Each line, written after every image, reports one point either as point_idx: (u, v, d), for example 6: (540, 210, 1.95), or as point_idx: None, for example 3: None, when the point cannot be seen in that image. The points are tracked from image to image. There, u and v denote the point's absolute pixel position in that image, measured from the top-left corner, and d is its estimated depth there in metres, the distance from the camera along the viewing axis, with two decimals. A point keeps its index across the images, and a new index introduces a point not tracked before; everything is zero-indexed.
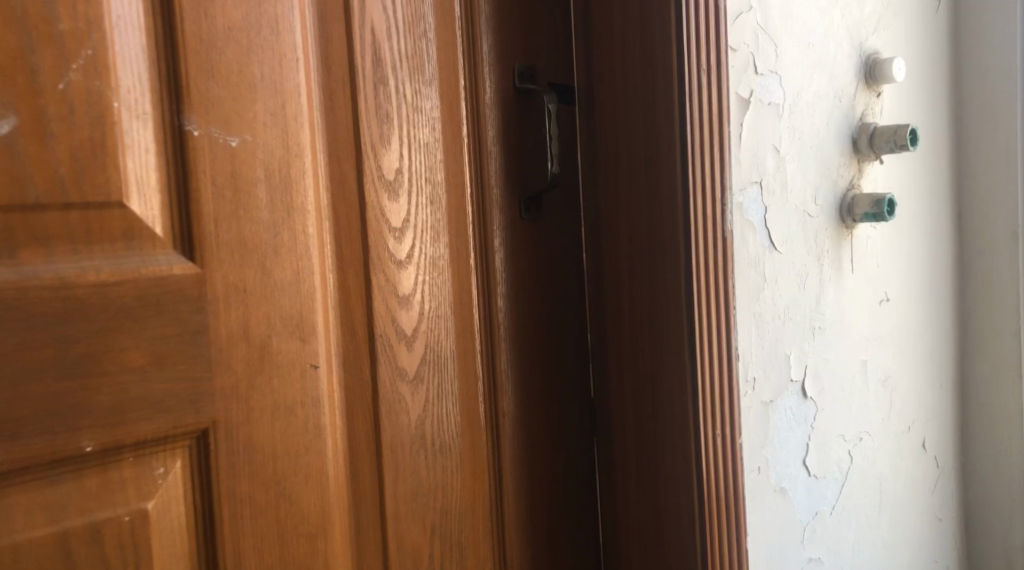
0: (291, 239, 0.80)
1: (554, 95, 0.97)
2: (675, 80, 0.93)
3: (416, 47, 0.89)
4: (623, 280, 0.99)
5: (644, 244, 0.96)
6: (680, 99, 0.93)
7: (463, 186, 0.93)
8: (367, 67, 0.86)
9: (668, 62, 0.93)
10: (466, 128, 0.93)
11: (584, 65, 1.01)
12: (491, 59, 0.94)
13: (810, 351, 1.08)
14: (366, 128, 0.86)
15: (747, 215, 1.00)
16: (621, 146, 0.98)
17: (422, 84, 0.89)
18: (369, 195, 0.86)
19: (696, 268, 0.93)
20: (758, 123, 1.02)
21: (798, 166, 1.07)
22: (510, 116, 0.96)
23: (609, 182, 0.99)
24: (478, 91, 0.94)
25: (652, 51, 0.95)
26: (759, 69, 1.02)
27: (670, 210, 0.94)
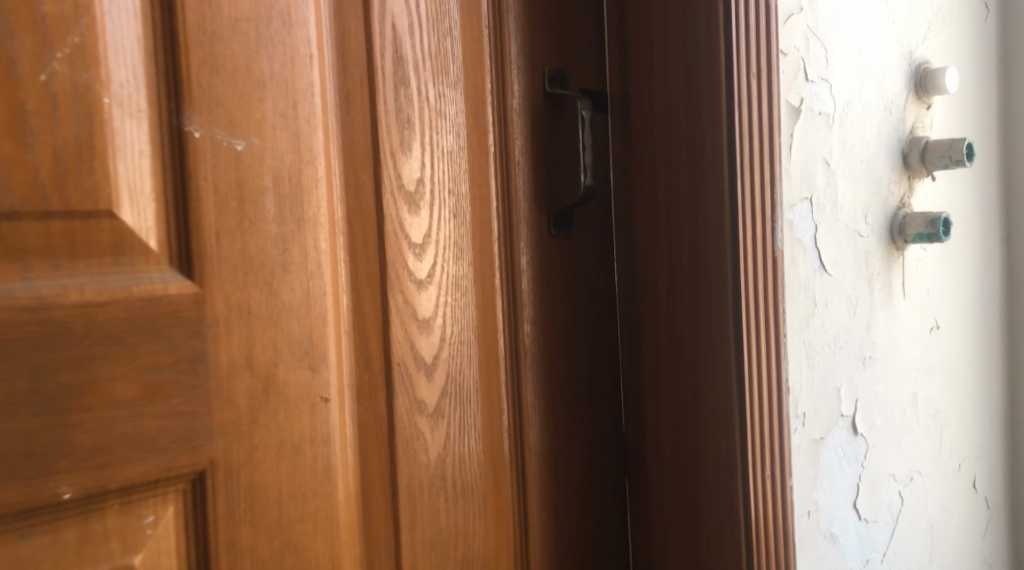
0: (302, 255, 0.72)
1: (588, 103, 0.89)
2: (722, 85, 0.85)
3: (440, 46, 0.81)
4: (660, 305, 0.90)
5: (686, 265, 0.88)
6: (728, 108, 0.85)
7: (489, 200, 0.85)
8: (387, 67, 0.77)
9: (714, 65, 0.85)
10: (494, 137, 0.85)
11: (618, 70, 0.93)
12: (519, 61, 0.86)
13: (860, 383, 1.00)
14: (385, 133, 0.77)
15: (797, 234, 0.92)
16: (661, 158, 0.89)
17: (446, 87, 0.81)
18: (387, 207, 0.77)
19: (745, 292, 0.85)
20: (808, 134, 0.93)
21: (848, 181, 0.99)
22: (539, 123, 0.88)
23: (646, 196, 0.91)
24: (506, 96, 0.85)
25: (696, 53, 0.86)
26: (810, 76, 0.94)
27: (716, 230, 0.86)
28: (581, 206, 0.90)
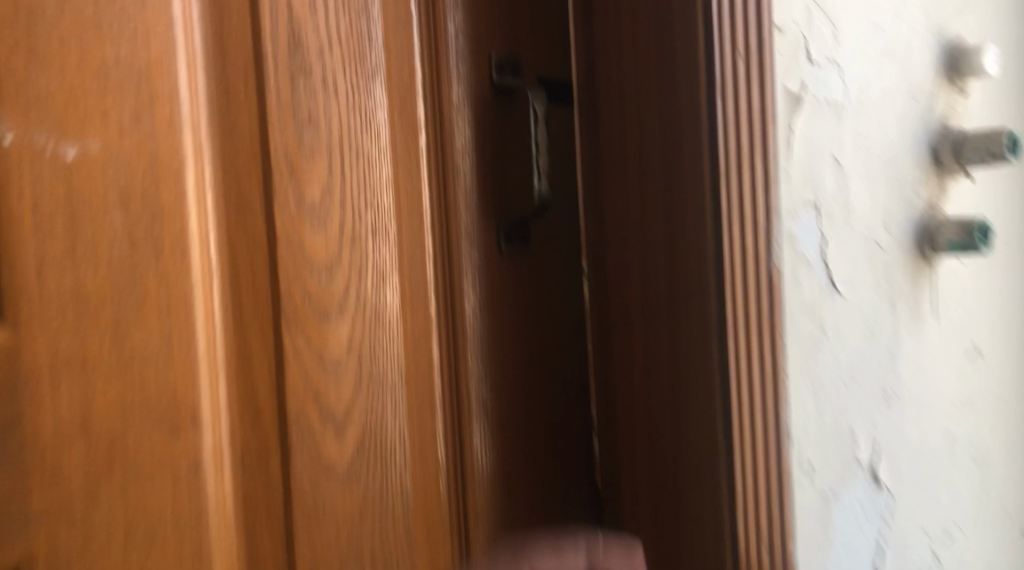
0: (160, 288, 0.58)
1: (543, 96, 0.74)
2: (702, 73, 0.70)
3: (353, 27, 0.66)
4: (636, 334, 0.75)
5: (662, 288, 0.73)
6: (709, 99, 0.70)
7: (420, 214, 0.70)
8: (281, 54, 0.63)
9: (693, 49, 0.70)
10: (424, 136, 0.70)
11: (583, 56, 0.78)
12: (459, 44, 0.71)
13: (882, 423, 0.85)
14: (278, 136, 0.63)
15: (800, 249, 0.76)
16: (632, 159, 0.75)
17: (363, 78, 0.67)
18: (282, 226, 0.63)
19: (732, 320, 0.70)
20: (813, 127, 0.77)
21: (866, 183, 0.83)
22: (485, 119, 0.73)
23: (618, 205, 0.76)
24: (442, 86, 0.70)
25: (670, 35, 0.72)
26: (814, 57, 0.78)
27: (698, 244, 0.71)
28: (537, 217, 0.75)
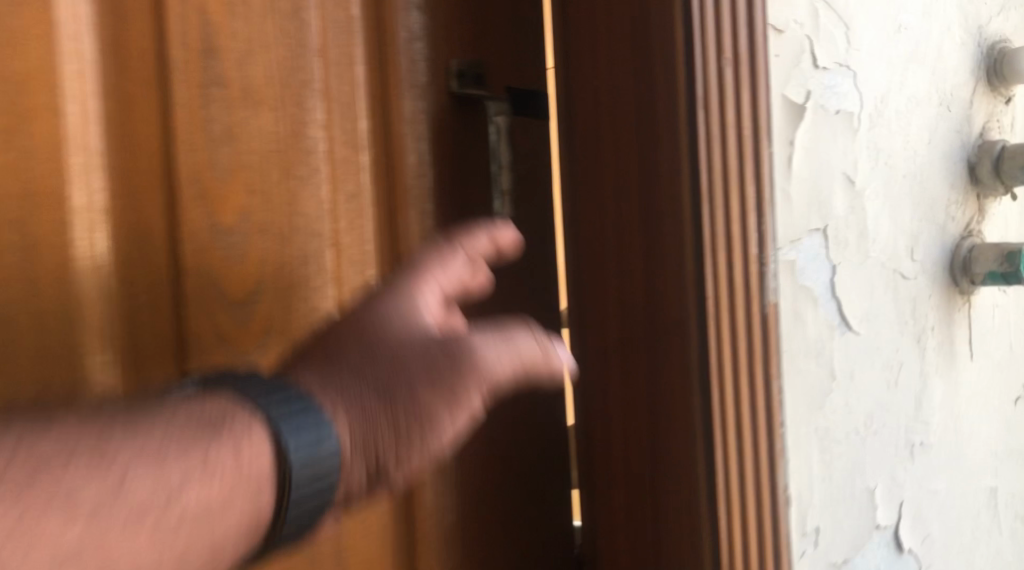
0: (36, 328, 0.51)
1: (508, 107, 0.69)
2: (682, 89, 0.61)
3: (281, 32, 0.59)
4: (614, 377, 0.67)
5: (641, 328, 0.65)
6: (688, 109, 0.61)
7: (363, 240, 0.63)
8: (192, 63, 0.56)
9: (670, 62, 0.62)
10: (369, 154, 0.63)
11: (561, 66, 0.70)
12: (409, 52, 0.64)
13: (907, 480, 0.74)
14: (186, 155, 0.56)
15: (802, 280, 0.67)
16: (608, 184, 0.66)
17: (293, 88, 0.59)
18: (189, 257, 0.56)
19: (715, 361, 0.62)
20: (819, 141, 0.67)
21: (886, 205, 0.72)
22: (443, 136, 0.66)
23: (593, 230, 0.68)
24: (390, 100, 0.64)
25: (648, 43, 0.63)
26: (821, 61, 0.68)
27: (676, 276, 0.62)
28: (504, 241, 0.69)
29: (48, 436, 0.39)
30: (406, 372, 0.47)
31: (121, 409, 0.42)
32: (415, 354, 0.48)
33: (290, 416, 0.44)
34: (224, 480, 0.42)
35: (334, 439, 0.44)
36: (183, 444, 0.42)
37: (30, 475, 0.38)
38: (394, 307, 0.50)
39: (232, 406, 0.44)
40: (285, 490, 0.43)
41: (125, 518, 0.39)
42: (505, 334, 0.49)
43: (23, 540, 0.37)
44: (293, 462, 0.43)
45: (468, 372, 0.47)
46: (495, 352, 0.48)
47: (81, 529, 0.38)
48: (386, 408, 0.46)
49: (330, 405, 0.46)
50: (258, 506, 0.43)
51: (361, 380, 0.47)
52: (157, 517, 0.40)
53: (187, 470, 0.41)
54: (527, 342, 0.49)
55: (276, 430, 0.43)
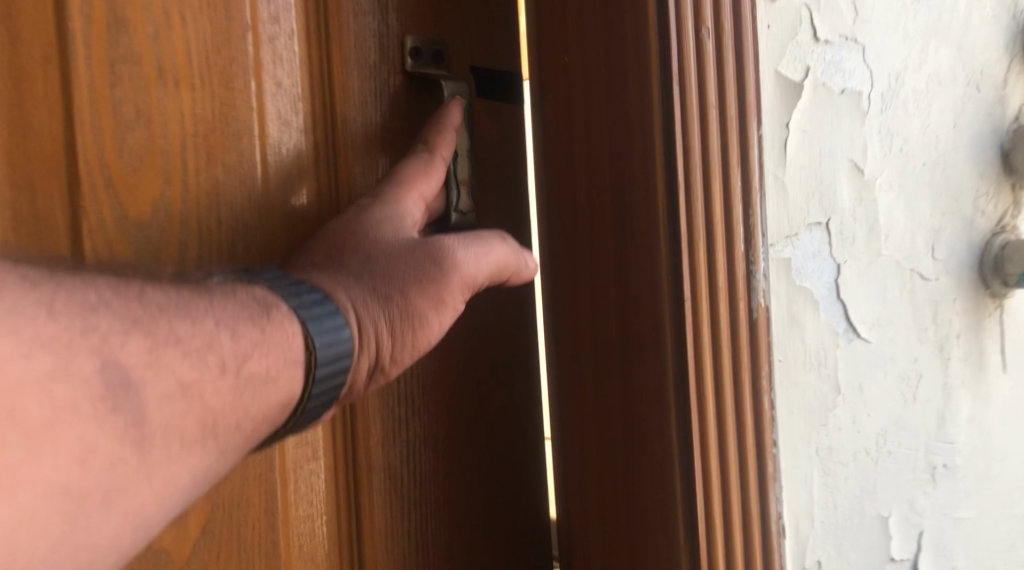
0: None
1: (465, 90, 0.63)
2: (654, 63, 0.54)
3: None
4: (587, 383, 0.61)
5: (614, 335, 0.58)
6: (660, 86, 0.54)
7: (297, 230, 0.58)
8: (91, 34, 0.53)
9: (641, 35, 0.54)
10: (308, 138, 0.59)
11: (534, 48, 0.63)
12: (355, 30, 0.60)
13: (929, 508, 0.65)
14: (88, 137, 0.53)
15: (801, 280, 0.59)
16: (582, 173, 0.59)
17: (219, 66, 0.56)
18: (85, 242, 0.53)
19: (693, 372, 0.54)
20: (821, 124, 0.60)
21: (903, 196, 0.63)
22: (389, 120, 0.61)
23: (566, 222, 0.61)
24: (335, 79, 0.59)
25: (617, 14, 0.56)
26: (823, 34, 0.60)
27: (648, 277, 0.55)
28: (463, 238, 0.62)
29: (161, 292, 0.45)
30: (402, 277, 0.52)
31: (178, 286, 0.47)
32: (401, 260, 0.52)
33: (313, 310, 0.49)
34: (273, 354, 0.47)
35: (348, 329, 0.49)
36: (247, 317, 0.47)
37: (146, 324, 0.43)
38: (382, 214, 0.54)
39: (266, 295, 0.48)
40: (311, 370, 0.48)
41: (219, 366, 0.45)
42: (479, 238, 0.55)
43: (163, 368, 0.43)
44: (318, 351, 0.48)
45: (454, 274, 0.53)
46: (472, 257, 0.54)
47: (196, 365, 0.44)
48: (386, 308, 0.51)
49: (346, 304, 0.50)
50: (291, 384, 0.48)
51: (361, 281, 0.51)
52: (237, 371, 0.46)
53: (259, 329, 0.47)
54: (499, 247, 0.56)
55: (303, 320, 0.48)
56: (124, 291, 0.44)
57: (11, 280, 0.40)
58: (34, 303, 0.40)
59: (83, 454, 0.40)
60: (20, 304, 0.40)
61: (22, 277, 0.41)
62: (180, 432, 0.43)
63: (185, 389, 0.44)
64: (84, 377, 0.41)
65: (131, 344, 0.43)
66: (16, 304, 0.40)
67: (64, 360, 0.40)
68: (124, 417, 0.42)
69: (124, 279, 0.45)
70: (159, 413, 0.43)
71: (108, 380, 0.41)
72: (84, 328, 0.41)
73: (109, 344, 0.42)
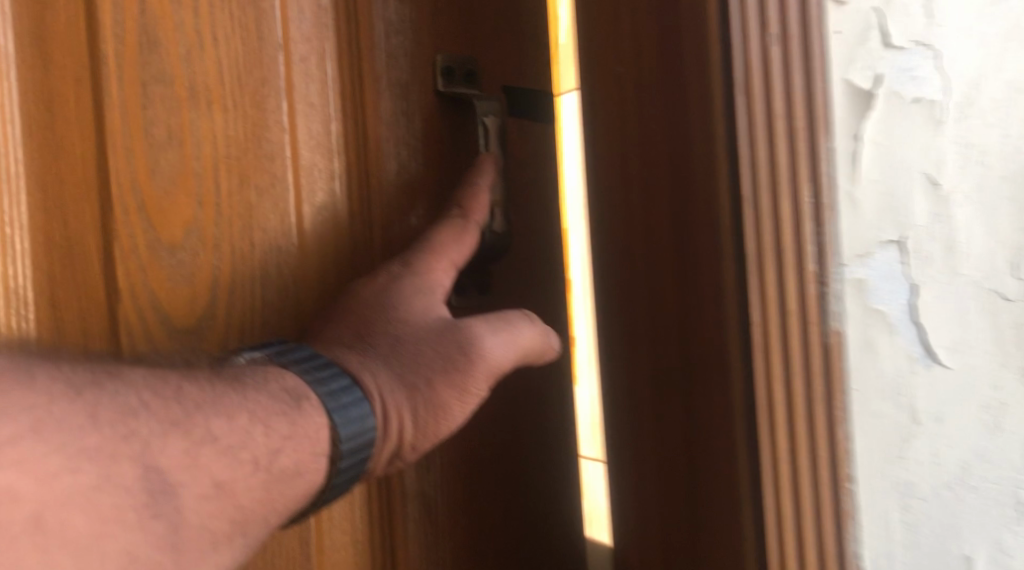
0: None
1: (497, 108, 0.67)
2: (716, 73, 0.50)
3: (244, 30, 0.59)
4: (646, 407, 0.58)
5: (676, 361, 0.55)
6: (725, 87, 0.50)
7: (334, 247, 0.63)
8: (136, 62, 0.56)
9: (702, 45, 0.51)
10: (342, 163, 0.63)
11: (585, 59, 0.61)
12: (388, 65, 0.64)
13: None
14: (121, 160, 0.56)
15: (875, 302, 0.55)
16: (640, 185, 0.56)
17: (251, 86, 0.59)
18: (124, 261, 0.56)
19: (762, 397, 0.50)
20: (895, 135, 0.56)
21: (985, 210, 0.57)
22: (421, 144, 0.65)
23: (625, 237, 0.58)
24: (366, 103, 0.63)
25: (675, 22, 0.53)
26: (893, 38, 0.56)
27: (712, 292, 0.52)
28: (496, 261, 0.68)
29: (196, 386, 0.48)
30: (425, 366, 0.56)
31: (211, 377, 0.49)
32: (429, 347, 0.57)
33: (340, 400, 0.52)
34: (301, 448, 0.50)
35: (372, 417, 0.53)
36: (277, 410, 0.50)
37: (182, 424, 0.46)
38: (414, 299, 0.59)
39: (296, 385, 0.52)
40: (337, 461, 0.52)
41: (246, 465, 0.47)
42: (507, 324, 0.59)
43: (199, 469, 0.45)
44: (341, 441, 0.52)
45: (481, 362, 0.57)
46: (500, 345, 0.58)
47: (229, 464, 0.46)
48: (408, 394, 0.55)
49: (374, 391, 0.55)
50: (318, 474, 0.51)
51: (387, 366, 0.56)
52: (269, 466, 0.48)
53: (290, 423, 0.50)
54: (527, 331, 0.60)
55: (328, 411, 0.52)
56: (161, 389, 0.46)
57: (59, 388, 0.42)
58: (79, 411, 0.42)
59: (125, 564, 0.42)
60: (64, 413, 0.42)
61: (68, 385, 0.43)
62: (210, 531, 0.45)
63: (219, 488, 0.46)
64: (127, 483, 0.43)
65: (170, 445, 0.45)
66: (61, 418, 0.42)
67: (108, 469, 0.42)
68: (164, 523, 0.43)
69: (160, 374, 0.47)
70: (196, 514, 0.45)
71: (149, 484, 0.43)
72: (126, 434, 0.43)
73: (149, 446, 0.44)
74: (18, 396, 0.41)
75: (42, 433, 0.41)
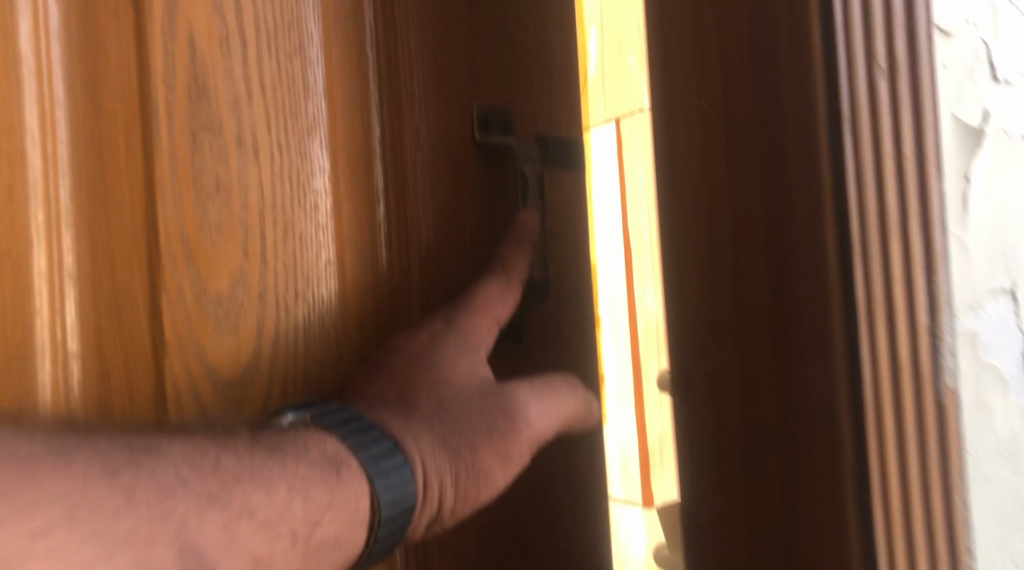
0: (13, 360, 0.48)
1: (537, 155, 0.64)
2: (821, 105, 0.46)
3: (290, 75, 0.56)
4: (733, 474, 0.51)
5: (770, 425, 0.49)
6: (829, 120, 0.46)
7: (374, 301, 0.59)
8: (183, 106, 0.53)
9: (806, 80, 0.46)
10: (381, 214, 0.59)
11: (660, 88, 0.55)
12: (422, 112, 0.61)
13: None
14: (171, 211, 0.52)
15: (988, 357, 0.50)
16: (726, 223, 0.51)
17: (297, 133, 0.56)
18: (171, 322, 0.52)
19: (877, 456, 0.45)
20: (1002, 175, 0.51)
21: None
22: (461, 193, 0.62)
23: (704, 280, 0.52)
24: (405, 151, 0.60)
25: (772, 51, 0.48)
26: (999, 73, 0.52)
27: (818, 343, 0.46)
28: (533, 311, 0.65)
29: (235, 457, 0.46)
30: (469, 432, 0.54)
31: (250, 444, 0.47)
32: (476, 412, 0.55)
33: (381, 466, 0.50)
34: (342, 518, 0.48)
35: (413, 483, 0.51)
36: (319, 480, 0.48)
37: (220, 499, 0.44)
38: (458, 361, 0.56)
39: (337, 451, 0.50)
40: (376, 529, 0.50)
41: (286, 538, 0.46)
42: (555, 391, 0.58)
43: (238, 547, 0.44)
44: (382, 508, 0.49)
45: (524, 429, 0.56)
46: (544, 412, 0.57)
47: (268, 538, 0.45)
48: (452, 460, 0.53)
49: (416, 457, 0.52)
50: (357, 542, 0.49)
51: (430, 432, 0.53)
52: (308, 539, 0.47)
53: (330, 492, 0.48)
54: (569, 397, 0.59)
55: (370, 478, 0.49)
56: (198, 464, 0.45)
57: (94, 469, 0.41)
58: (115, 493, 0.41)
59: None
60: (98, 498, 0.40)
61: (103, 465, 0.41)
62: None
63: (257, 565, 0.44)
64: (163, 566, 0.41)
65: (207, 522, 0.43)
66: (95, 503, 0.40)
67: (144, 554, 0.40)
68: None
69: (198, 445, 0.46)
70: None
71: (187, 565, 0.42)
72: (162, 515, 0.42)
73: (187, 525, 0.42)
74: (53, 480, 0.39)
75: (75, 521, 0.39)
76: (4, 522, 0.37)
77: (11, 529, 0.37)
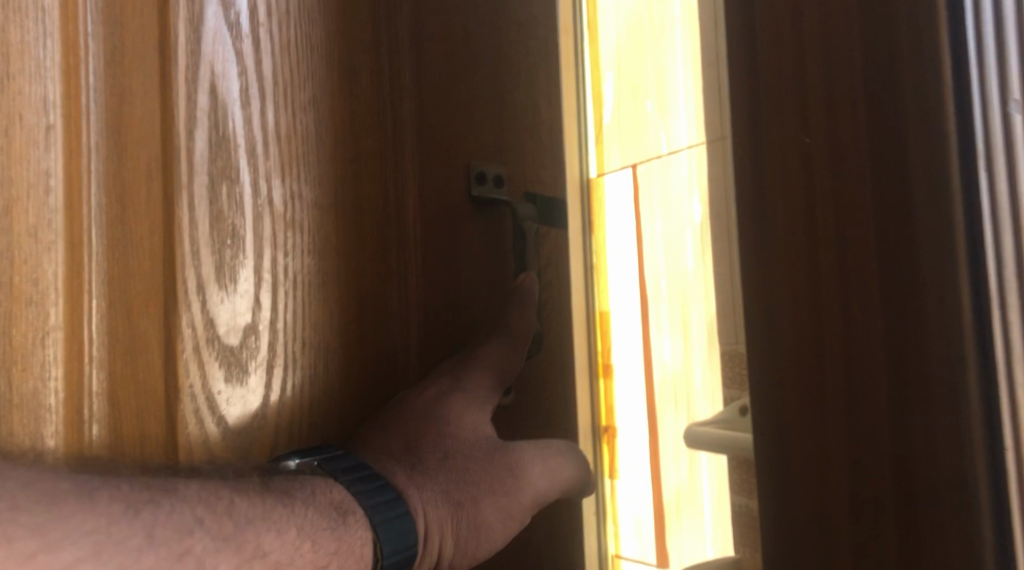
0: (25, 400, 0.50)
1: (535, 213, 0.64)
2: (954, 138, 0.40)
3: (303, 126, 0.58)
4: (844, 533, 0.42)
5: (889, 488, 0.41)
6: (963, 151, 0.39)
7: (375, 348, 0.60)
8: (203, 155, 0.54)
9: (932, 111, 0.40)
10: (385, 263, 0.61)
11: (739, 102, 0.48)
12: (422, 165, 0.62)
13: None
14: (190, 257, 0.53)
15: None
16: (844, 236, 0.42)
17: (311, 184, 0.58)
18: (184, 365, 0.53)
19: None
20: None
21: None
22: (464, 245, 0.63)
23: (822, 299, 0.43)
24: (406, 203, 0.62)
25: (891, 63, 0.41)
26: None
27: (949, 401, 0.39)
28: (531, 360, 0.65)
29: (247, 500, 0.48)
30: (476, 487, 0.57)
31: (263, 489, 0.50)
32: (484, 468, 0.58)
33: (387, 514, 0.52)
34: (347, 564, 0.50)
35: (416, 534, 0.53)
36: (325, 526, 0.50)
37: (234, 541, 0.47)
38: (465, 415, 0.59)
39: (344, 499, 0.52)
40: None
41: None
42: (559, 454, 0.61)
43: None
44: (382, 555, 0.51)
45: (526, 487, 0.58)
46: (546, 472, 0.59)
47: None
48: (454, 511, 0.56)
49: (419, 508, 0.54)
50: None
51: (436, 484, 0.56)
52: None
53: (336, 537, 0.50)
54: (575, 458, 0.61)
55: (374, 526, 0.51)
56: (214, 505, 0.47)
57: (118, 506, 0.44)
58: (136, 531, 0.44)
59: None
60: (122, 535, 0.44)
61: (126, 505, 0.45)
62: None
63: None
64: None
65: (222, 562, 0.46)
66: (118, 541, 0.43)
67: None
68: None
69: (215, 488, 0.48)
70: None
71: None
72: (180, 553, 0.45)
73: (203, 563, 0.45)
74: (80, 518, 0.43)
75: (101, 557, 0.42)
76: (37, 558, 0.41)
77: (43, 562, 0.41)
